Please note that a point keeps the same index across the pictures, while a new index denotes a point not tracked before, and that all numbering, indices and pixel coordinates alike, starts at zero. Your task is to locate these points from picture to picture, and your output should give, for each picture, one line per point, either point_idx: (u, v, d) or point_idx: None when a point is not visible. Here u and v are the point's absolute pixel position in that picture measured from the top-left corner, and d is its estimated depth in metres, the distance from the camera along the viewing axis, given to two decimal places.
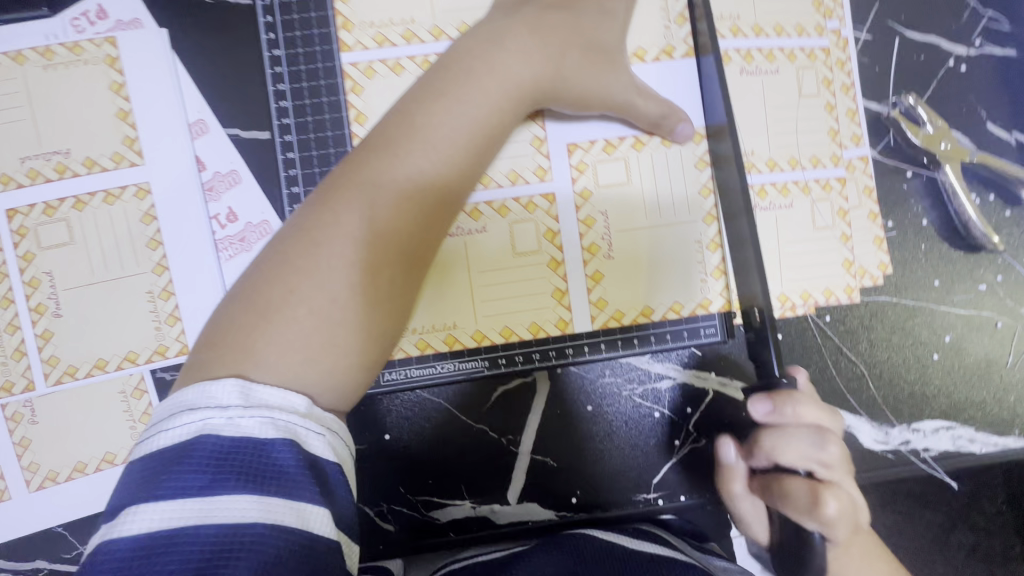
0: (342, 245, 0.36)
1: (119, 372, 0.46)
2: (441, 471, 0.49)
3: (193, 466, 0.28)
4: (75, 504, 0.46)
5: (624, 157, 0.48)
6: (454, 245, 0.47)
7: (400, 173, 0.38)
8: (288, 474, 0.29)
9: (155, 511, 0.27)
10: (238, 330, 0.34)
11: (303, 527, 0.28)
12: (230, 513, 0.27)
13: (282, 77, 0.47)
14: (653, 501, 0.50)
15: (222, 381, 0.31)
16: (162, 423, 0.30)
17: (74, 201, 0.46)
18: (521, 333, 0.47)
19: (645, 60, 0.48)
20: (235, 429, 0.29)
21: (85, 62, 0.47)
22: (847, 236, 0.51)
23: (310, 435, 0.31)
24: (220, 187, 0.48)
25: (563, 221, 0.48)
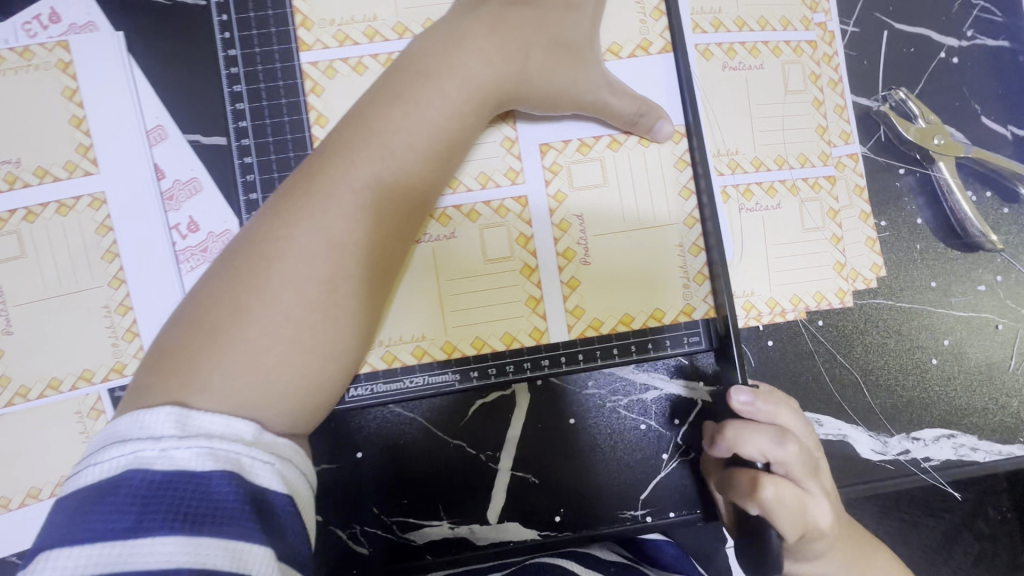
0: (295, 260, 0.34)
1: (74, 391, 0.44)
2: (416, 490, 0.47)
3: (121, 503, 0.26)
4: (29, 532, 0.44)
5: (600, 157, 0.46)
6: (420, 252, 0.44)
7: (357, 181, 0.36)
8: (223, 510, 0.27)
9: (77, 555, 0.25)
10: (183, 350, 0.32)
11: (238, 569, 0.26)
12: (156, 555, 0.25)
13: (238, 78, 0.45)
14: (641, 518, 0.48)
15: (158, 410, 0.29)
16: (95, 456, 0.28)
17: (24, 213, 0.44)
18: (493, 344, 0.45)
19: (619, 55, 0.46)
20: (168, 462, 0.27)
21: (36, 68, 0.45)
22: (838, 237, 0.49)
23: (253, 466, 0.29)
24: (181, 195, 0.46)
25: (536, 225, 0.45)
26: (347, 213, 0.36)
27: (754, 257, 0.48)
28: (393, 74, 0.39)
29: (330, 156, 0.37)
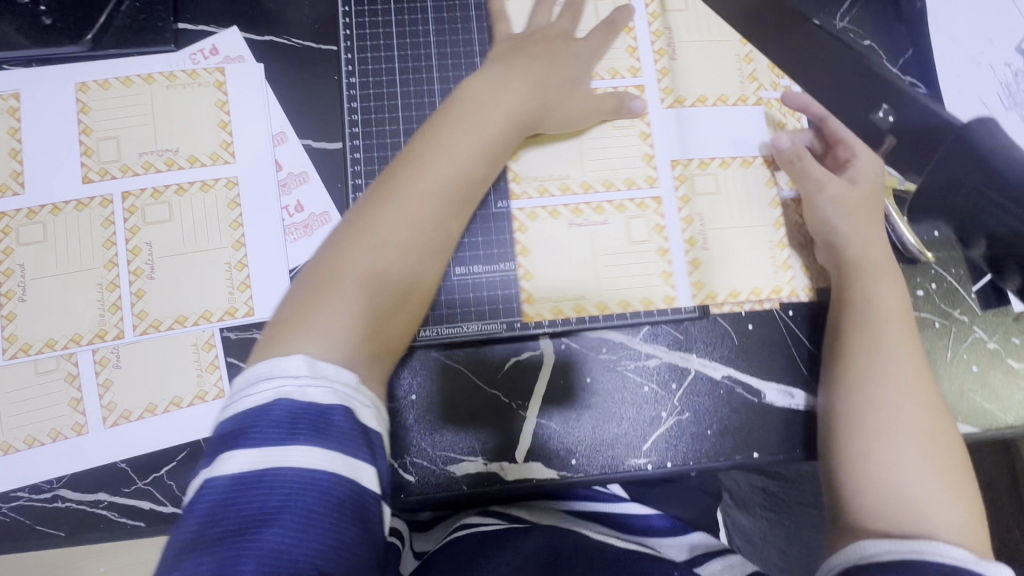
0: (385, 249, 0.48)
1: (195, 327, 0.55)
2: (458, 430, 0.57)
3: (278, 423, 0.38)
4: (144, 440, 0.54)
5: (714, 173, 0.62)
6: (584, 233, 0.60)
7: (423, 194, 0.50)
8: (341, 432, 0.39)
9: (249, 453, 0.37)
10: (301, 309, 0.45)
11: (352, 472, 0.38)
12: (300, 458, 0.37)
13: (355, 98, 0.60)
14: (643, 466, 0.57)
15: (293, 357, 0.41)
16: (248, 388, 0.41)
17: (177, 188, 0.57)
18: (635, 305, 0.59)
19: (685, 104, 0.63)
20: (302, 395, 0.39)
21: (199, 84, 0.60)
22: (802, 244, 0.61)
23: (360, 405, 0.41)
24: (293, 184, 0.59)
25: (667, 217, 0.61)
26: (407, 219, 0.48)
27: (735, 255, 0.60)
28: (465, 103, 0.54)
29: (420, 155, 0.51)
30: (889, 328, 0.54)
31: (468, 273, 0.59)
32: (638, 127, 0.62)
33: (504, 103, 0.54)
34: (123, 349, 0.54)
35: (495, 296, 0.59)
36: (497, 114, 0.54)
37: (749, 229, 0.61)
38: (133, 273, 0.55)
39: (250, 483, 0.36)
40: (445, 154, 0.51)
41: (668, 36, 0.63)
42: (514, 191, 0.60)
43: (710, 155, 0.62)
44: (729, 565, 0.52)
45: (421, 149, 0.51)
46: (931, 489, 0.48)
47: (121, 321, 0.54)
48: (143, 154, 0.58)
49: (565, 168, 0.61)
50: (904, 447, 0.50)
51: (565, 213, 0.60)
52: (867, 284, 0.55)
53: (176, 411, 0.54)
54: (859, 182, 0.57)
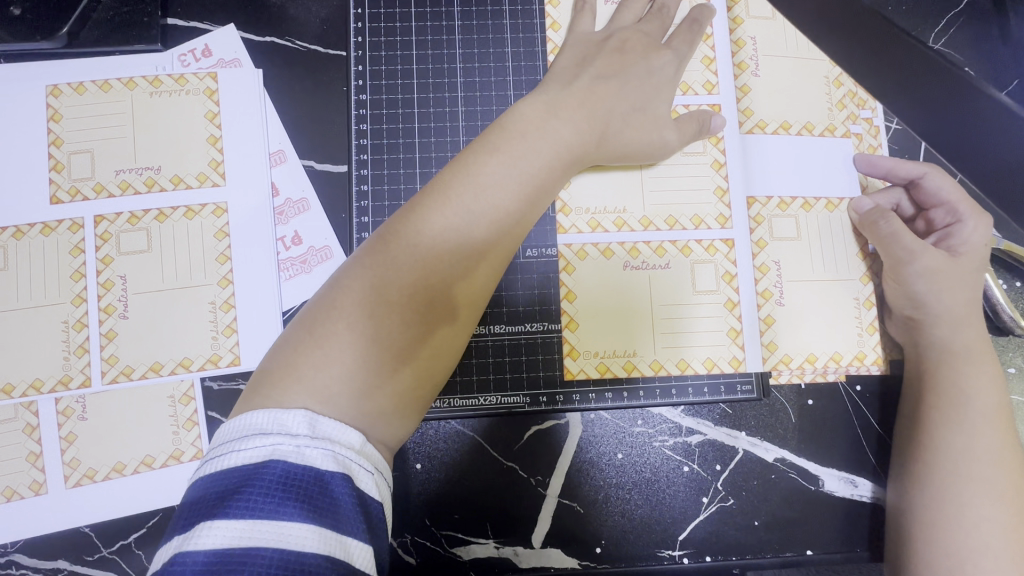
0: (407, 274, 0.40)
1: (171, 376, 0.48)
2: (467, 506, 0.49)
3: (267, 490, 0.30)
4: (109, 503, 0.47)
5: (795, 216, 0.53)
6: (640, 278, 0.51)
7: (455, 211, 0.42)
8: (341, 505, 0.31)
9: (227, 528, 0.29)
10: (300, 354, 0.37)
11: (347, 558, 0.30)
12: (292, 538, 0.29)
13: (365, 119, 0.52)
14: (678, 558, 0.49)
15: (294, 411, 0.34)
16: (236, 443, 0.33)
17: (157, 213, 0.50)
18: (697, 367, 0.50)
19: (765, 130, 0.53)
20: (302, 458, 0.32)
21: (187, 92, 0.52)
22: (874, 326, 0.52)
23: (361, 472, 0.34)
24: (290, 212, 0.51)
25: (740, 264, 0.52)
26: (425, 251, 0.41)
27: (800, 321, 0.51)
28: (488, 131, 0.46)
29: (429, 194, 0.43)
30: (984, 424, 0.44)
31: (488, 332, 0.51)
32: (711, 153, 0.52)
33: (533, 133, 0.45)
34: (90, 399, 0.48)
35: (518, 362, 0.51)
36: (531, 144, 0.44)
37: (830, 287, 0.52)
38: (103, 310, 0.48)
39: (228, 567, 0.28)
40: (480, 184, 0.43)
41: (753, 48, 0.54)
42: (562, 223, 0.51)
43: (791, 193, 0.53)
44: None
45: (449, 177, 0.43)
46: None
47: (88, 366, 0.48)
48: (120, 172, 0.50)
49: (622, 199, 0.52)
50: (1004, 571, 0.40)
51: (620, 253, 0.51)
52: (952, 365, 0.47)
53: (147, 471, 0.47)
54: (961, 255, 0.48)
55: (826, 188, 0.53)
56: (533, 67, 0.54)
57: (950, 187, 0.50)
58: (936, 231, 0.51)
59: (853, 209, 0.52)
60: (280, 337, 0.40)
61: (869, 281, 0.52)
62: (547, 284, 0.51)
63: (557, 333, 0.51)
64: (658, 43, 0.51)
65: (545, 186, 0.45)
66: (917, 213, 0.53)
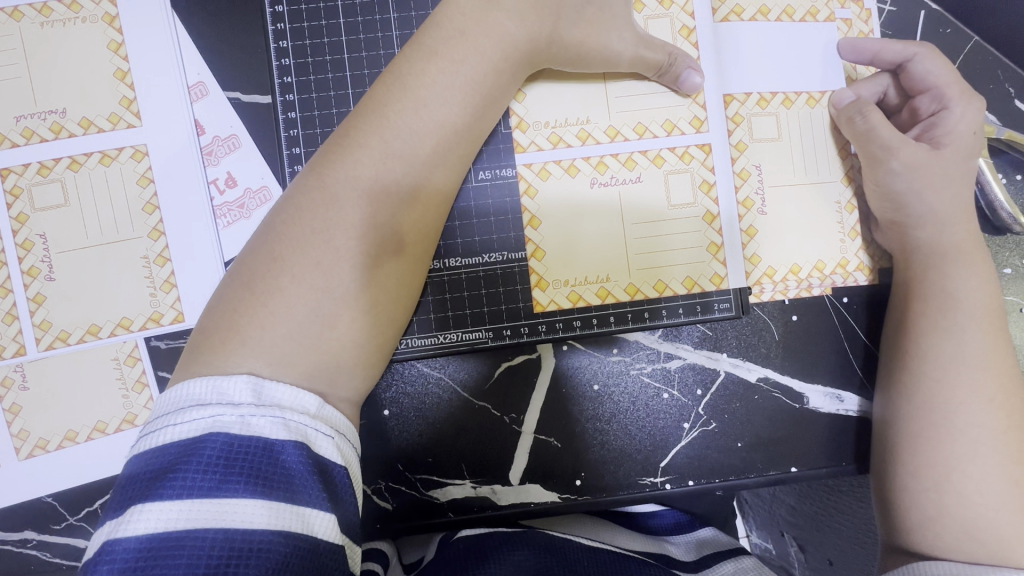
0: (346, 201, 0.36)
1: (112, 338, 0.45)
2: (441, 449, 0.47)
3: (209, 467, 0.26)
4: (68, 473, 0.45)
5: (775, 113, 0.48)
6: (609, 196, 0.47)
7: (393, 128, 0.37)
8: (296, 476, 0.27)
9: (162, 512, 0.25)
10: (229, 297, 0.34)
11: (307, 532, 0.27)
12: (237, 516, 0.25)
13: (284, 35, 0.46)
14: (660, 485, 0.48)
15: (235, 377, 0.29)
16: (170, 416, 0.28)
17: (69, 162, 0.45)
18: (675, 287, 0.47)
19: (741, 18, 0.48)
20: (246, 428, 0.28)
21: (83, 20, 0.45)
22: (856, 231, 0.48)
23: (319, 437, 0.30)
24: (219, 151, 0.46)
25: (718, 172, 0.47)
26: (363, 175, 0.36)
27: (779, 230, 0.48)
28: (422, 35, 0.40)
29: (363, 113, 0.38)
30: (976, 323, 0.42)
31: (444, 267, 0.47)
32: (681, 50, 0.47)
33: (475, 35, 0.39)
34: (28, 367, 0.45)
35: (479, 295, 0.47)
36: (472, 48, 0.39)
37: (810, 191, 0.48)
38: (27, 273, 0.44)
39: (162, 554, 0.24)
40: (424, 98, 0.38)
41: None
42: (520, 141, 0.47)
43: (770, 88, 0.48)
44: (742, 570, 0.42)
45: (385, 91, 0.38)
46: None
47: (20, 334, 0.44)
48: (21, 118, 0.45)
49: (583, 109, 0.47)
50: (988, 476, 0.38)
51: (585, 169, 0.47)
52: (947, 266, 0.43)
53: (101, 438, 0.45)
54: (944, 145, 0.44)
55: (805, 82, 0.48)
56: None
57: (938, 70, 0.45)
58: (921, 120, 0.46)
59: (832, 104, 0.47)
60: (216, 293, 0.35)
61: (851, 183, 0.48)
62: (505, 210, 0.47)
63: (520, 262, 0.47)
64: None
65: (491, 94, 0.40)
66: (904, 103, 0.48)
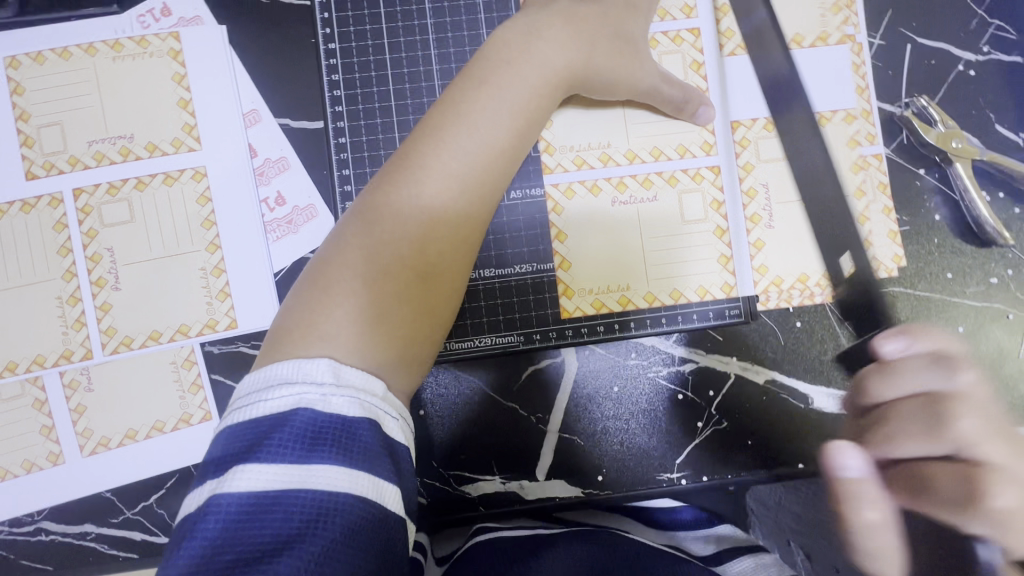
0: (411, 214, 0.40)
1: (171, 343, 0.49)
2: (473, 446, 0.51)
3: (299, 437, 0.30)
4: (126, 469, 0.49)
5: (783, 136, 0.53)
6: (627, 212, 0.51)
7: (447, 150, 0.41)
8: (371, 449, 0.31)
9: (261, 473, 0.29)
10: (304, 301, 0.37)
11: (379, 498, 0.31)
12: (323, 480, 0.29)
13: (336, 68, 0.51)
14: (676, 480, 0.52)
15: (317, 360, 0.33)
16: (261, 392, 0.33)
17: (135, 182, 0.49)
18: (689, 296, 0.52)
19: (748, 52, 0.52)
20: (328, 406, 0.32)
21: (151, 55, 0.50)
22: (868, 241, 0.53)
23: (387, 418, 0.34)
24: (271, 172, 0.51)
25: (726, 191, 0.52)
26: (425, 193, 0.40)
27: (785, 243, 0.52)
28: (468, 69, 0.45)
29: (419, 136, 0.42)
30: None
31: (477, 278, 0.51)
32: (692, 81, 0.52)
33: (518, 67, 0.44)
34: (93, 370, 0.48)
35: (510, 304, 0.51)
36: (513, 78, 0.44)
37: None
38: (95, 283, 0.48)
39: (261, 508, 0.29)
40: (472, 124, 0.42)
41: None
42: (548, 163, 0.51)
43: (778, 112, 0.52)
44: (761, 565, 0.44)
45: (436, 119, 0.43)
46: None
47: (87, 339, 0.48)
48: (93, 143, 0.49)
49: (605, 134, 0.51)
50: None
51: (607, 188, 0.51)
52: None
53: (159, 436, 0.49)
54: None
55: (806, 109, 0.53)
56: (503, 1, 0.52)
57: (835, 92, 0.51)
58: None
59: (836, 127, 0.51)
60: (286, 301, 0.39)
61: (860, 197, 0.53)
62: (534, 225, 0.51)
63: (548, 273, 0.51)
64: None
65: (530, 120, 0.45)
66: None
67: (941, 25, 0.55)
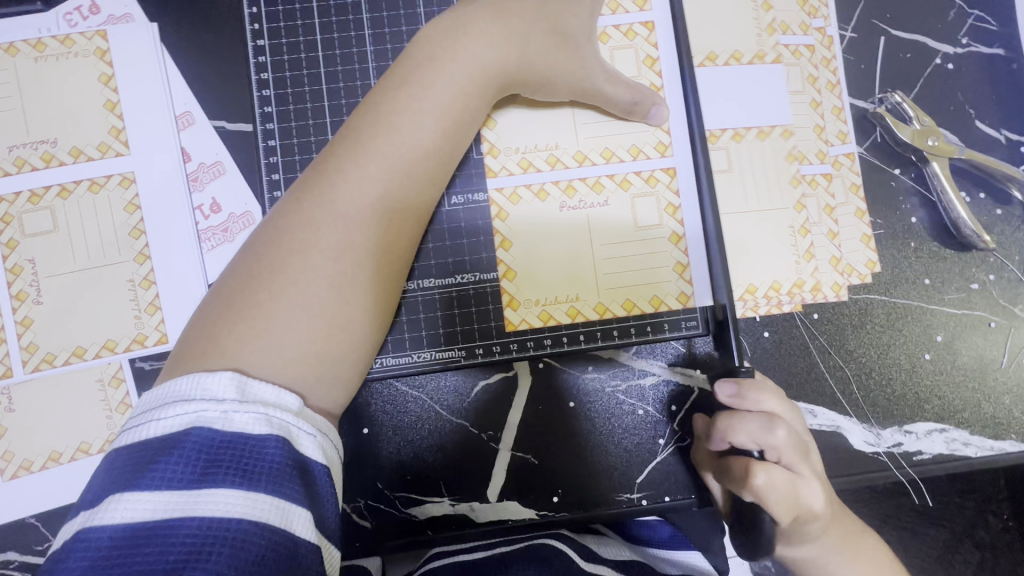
0: (334, 224, 0.38)
1: (97, 360, 0.46)
2: (419, 466, 0.48)
3: (193, 458, 0.28)
4: (51, 493, 0.46)
5: (726, 147, 0.50)
6: (580, 218, 0.48)
7: (371, 155, 0.39)
8: (276, 470, 0.29)
9: (147, 500, 0.27)
10: (214, 318, 0.35)
11: (283, 523, 0.28)
12: (217, 505, 0.27)
13: (265, 67, 0.48)
14: (636, 501, 0.49)
15: (220, 374, 0.31)
16: (157, 410, 0.30)
17: (59, 189, 0.47)
18: (643, 306, 0.49)
19: None
20: (229, 424, 0.29)
21: (75, 55, 0.47)
22: (811, 253, 0.50)
23: (302, 435, 0.31)
24: (205, 177, 0.48)
25: (683, 195, 0.49)
26: (349, 203, 0.38)
27: (749, 249, 0.49)
28: (393, 68, 0.42)
29: (342, 141, 0.40)
30: None
31: (419, 288, 0.48)
32: (647, 77, 0.49)
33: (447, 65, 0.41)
34: (15, 389, 0.46)
35: (453, 316, 0.48)
36: (443, 78, 0.41)
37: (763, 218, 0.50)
38: (16, 297, 0.46)
39: (144, 539, 0.26)
40: (394, 127, 0.40)
41: None
42: (491, 166, 0.48)
43: (719, 125, 0.50)
44: None
45: (362, 120, 0.40)
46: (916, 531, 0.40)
47: (7, 356, 0.46)
48: (14, 148, 0.46)
49: (551, 135, 0.48)
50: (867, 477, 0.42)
51: (555, 193, 0.48)
52: None
53: (85, 458, 0.46)
54: None
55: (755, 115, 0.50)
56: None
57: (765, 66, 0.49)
58: None
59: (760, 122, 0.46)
60: (198, 314, 0.37)
61: (800, 210, 0.50)
62: (479, 232, 0.48)
63: (491, 283, 0.48)
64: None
65: (457, 123, 0.42)
66: None
67: (917, 16, 0.52)
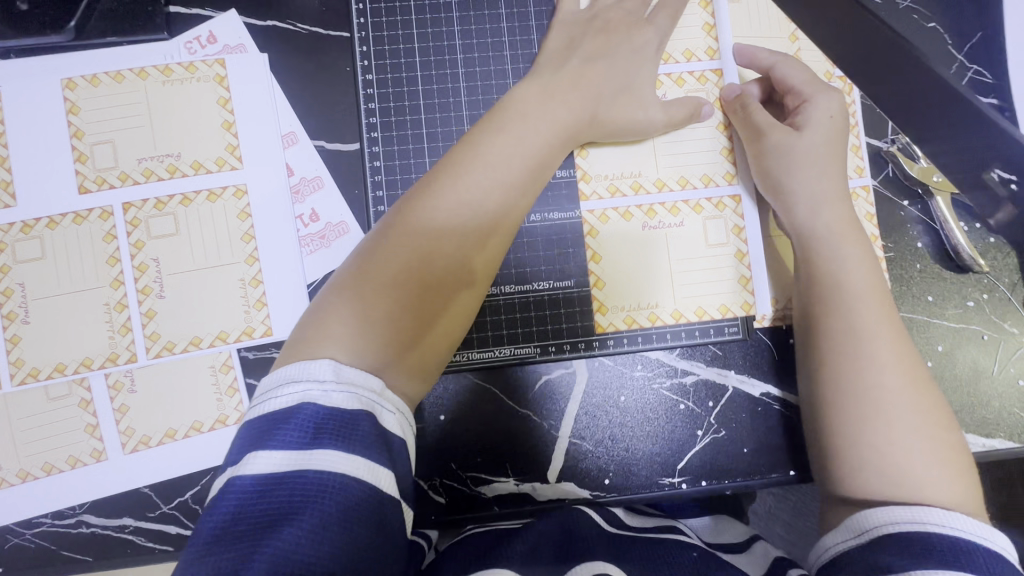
0: (436, 232, 0.44)
1: (211, 349, 0.52)
2: (489, 450, 0.55)
3: (303, 425, 0.34)
4: (166, 465, 0.52)
5: None
6: (658, 236, 0.56)
7: (469, 179, 0.46)
8: (366, 436, 0.35)
9: (272, 456, 0.33)
10: (321, 306, 0.42)
11: (373, 478, 0.34)
12: (324, 461, 0.33)
13: (372, 98, 0.55)
14: (677, 484, 0.56)
15: (320, 360, 0.37)
16: (273, 391, 0.37)
17: (181, 198, 0.53)
18: (688, 316, 0.56)
19: None
20: (329, 400, 0.35)
21: (197, 79, 0.54)
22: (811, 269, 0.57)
23: (383, 411, 0.38)
24: (306, 190, 0.54)
25: (748, 218, 0.57)
26: (445, 212, 0.45)
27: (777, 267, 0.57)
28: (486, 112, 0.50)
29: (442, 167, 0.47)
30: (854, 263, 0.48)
31: (499, 293, 0.55)
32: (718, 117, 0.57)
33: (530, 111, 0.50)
34: (137, 373, 0.52)
35: (528, 318, 0.55)
36: (514, 117, 0.49)
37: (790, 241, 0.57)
38: (141, 292, 0.52)
39: (272, 486, 0.32)
40: (484, 156, 0.47)
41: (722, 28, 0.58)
42: (583, 191, 0.56)
43: None
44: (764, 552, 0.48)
45: (457, 153, 0.48)
46: (963, 502, 0.40)
47: (132, 343, 0.52)
48: (142, 160, 0.53)
49: (618, 164, 0.56)
50: (920, 451, 0.42)
51: (638, 215, 0.56)
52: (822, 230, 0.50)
53: (197, 435, 0.52)
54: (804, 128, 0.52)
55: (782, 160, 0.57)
56: (528, 41, 0.57)
57: (798, 72, 0.54)
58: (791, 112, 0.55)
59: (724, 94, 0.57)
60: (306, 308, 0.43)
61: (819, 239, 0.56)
62: (552, 246, 0.56)
63: (564, 290, 0.56)
64: (642, 18, 0.56)
65: (529, 156, 0.49)
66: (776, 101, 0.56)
67: (926, 68, 0.59)
